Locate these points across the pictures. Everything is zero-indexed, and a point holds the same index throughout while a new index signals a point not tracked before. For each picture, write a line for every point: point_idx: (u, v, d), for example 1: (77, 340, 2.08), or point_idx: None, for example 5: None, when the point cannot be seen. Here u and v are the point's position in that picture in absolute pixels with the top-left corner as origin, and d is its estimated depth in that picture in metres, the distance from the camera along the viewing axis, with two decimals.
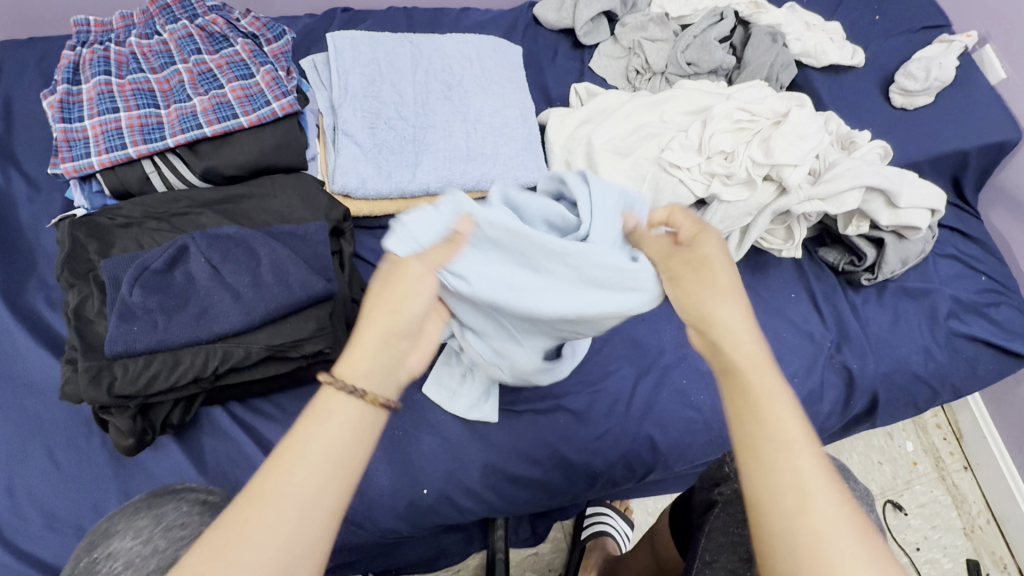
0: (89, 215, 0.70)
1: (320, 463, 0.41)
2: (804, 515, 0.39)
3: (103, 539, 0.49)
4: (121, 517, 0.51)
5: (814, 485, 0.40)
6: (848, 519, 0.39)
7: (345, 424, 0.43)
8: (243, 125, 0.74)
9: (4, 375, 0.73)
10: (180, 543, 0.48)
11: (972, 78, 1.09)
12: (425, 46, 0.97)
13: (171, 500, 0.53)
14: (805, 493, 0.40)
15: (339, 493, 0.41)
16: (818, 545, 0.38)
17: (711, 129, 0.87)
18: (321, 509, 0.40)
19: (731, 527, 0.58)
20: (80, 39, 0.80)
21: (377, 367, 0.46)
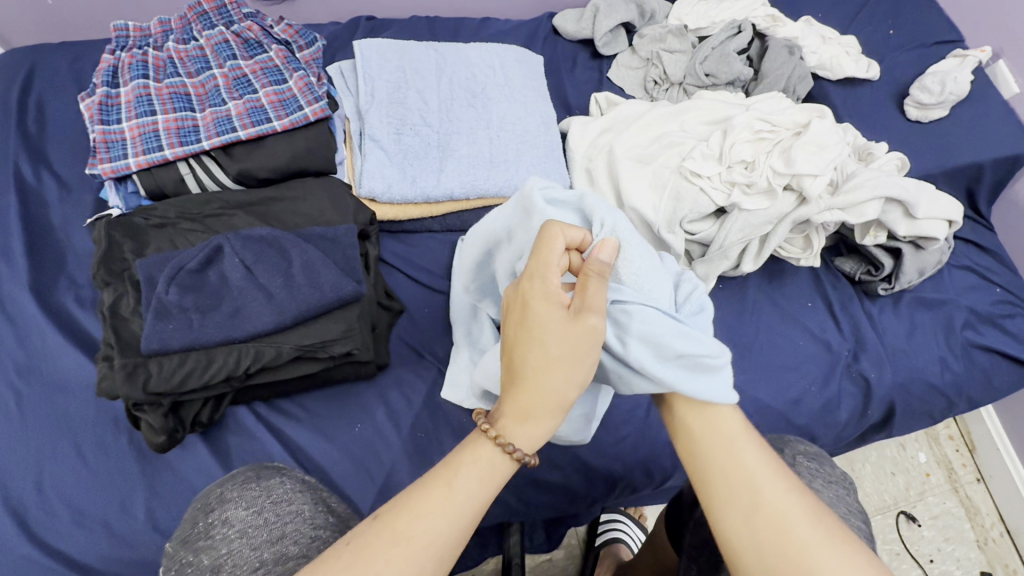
0: (124, 216, 0.71)
1: (453, 493, 0.46)
2: (766, 516, 0.47)
3: (217, 505, 0.52)
4: (233, 486, 0.54)
5: (774, 498, 0.48)
6: (801, 515, 0.47)
7: (478, 466, 0.48)
8: (277, 129, 0.76)
9: (36, 372, 0.74)
10: (289, 517, 0.51)
11: (986, 91, 1.10)
12: (449, 54, 0.99)
13: (277, 475, 0.56)
14: (765, 500, 0.48)
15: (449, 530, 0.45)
16: (785, 546, 0.46)
17: (732, 139, 0.88)
18: (443, 537, 0.45)
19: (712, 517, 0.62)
20: (119, 43, 0.82)
21: (522, 401, 0.50)
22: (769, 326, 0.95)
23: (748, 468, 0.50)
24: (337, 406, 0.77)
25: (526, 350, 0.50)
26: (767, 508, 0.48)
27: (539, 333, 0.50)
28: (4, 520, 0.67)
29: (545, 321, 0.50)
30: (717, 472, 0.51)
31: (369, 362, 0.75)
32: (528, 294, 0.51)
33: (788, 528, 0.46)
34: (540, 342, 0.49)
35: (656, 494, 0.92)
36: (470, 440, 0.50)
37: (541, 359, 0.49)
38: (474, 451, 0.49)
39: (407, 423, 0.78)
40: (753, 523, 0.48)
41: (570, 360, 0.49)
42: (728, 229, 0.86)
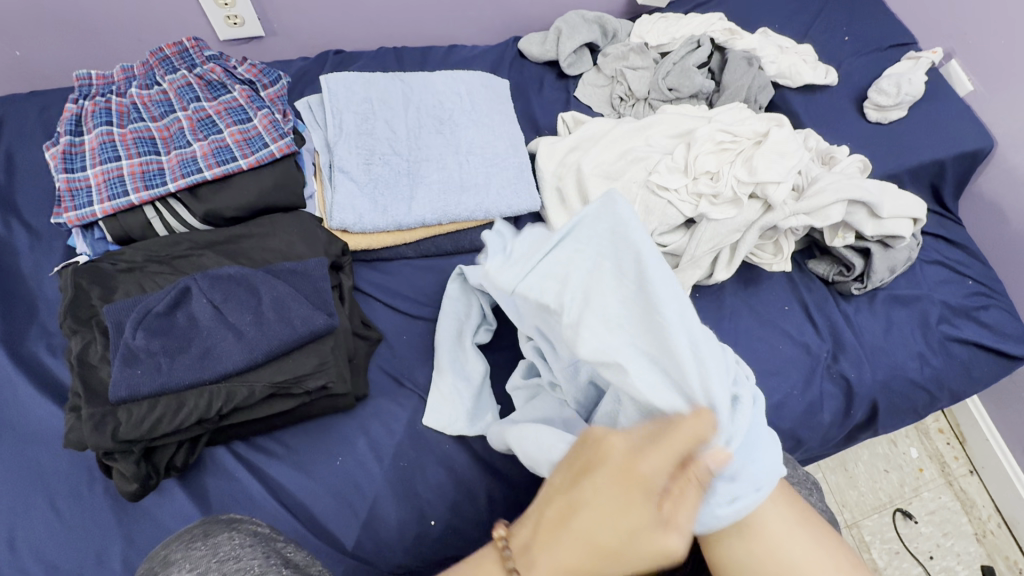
0: (91, 262, 0.71)
1: None
2: (744, 503, 0.52)
3: (162, 569, 0.50)
4: (178, 547, 0.52)
5: None
6: (774, 498, 0.52)
7: None
8: (242, 167, 0.76)
9: (6, 425, 0.73)
10: (233, 574, 0.48)
11: (941, 90, 1.13)
12: (415, 84, 1.01)
13: (226, 531, 0.54)
14: None
15: None
16: (769, 532, 0.50)
17: (695, 151, 0.90)
18: None
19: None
20: (82, 92, 0.83)
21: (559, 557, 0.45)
22: (748, 331, 0.95)
23: None
24: (317, 440, 0.76)
25: (598, 530, 0.44)
26: (749, 503, 0.52)
27: (618, 514, 0.44)
28: None
29: (638, 501, 0.44)
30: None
31: (346, 394, 0.74)
32: (637, 476, 0.45)
33: (766, 519, 0.51)
34: (614, 519, 0.44)
35: None
36: (490, 567, 0.47)
37: (607, 539, 0.44)
38: None
39: (389, 452, 0.77)
40: (738, 519, 0.51)
41: (618, 555, 0.44)
42: (698, 240, 0.88)
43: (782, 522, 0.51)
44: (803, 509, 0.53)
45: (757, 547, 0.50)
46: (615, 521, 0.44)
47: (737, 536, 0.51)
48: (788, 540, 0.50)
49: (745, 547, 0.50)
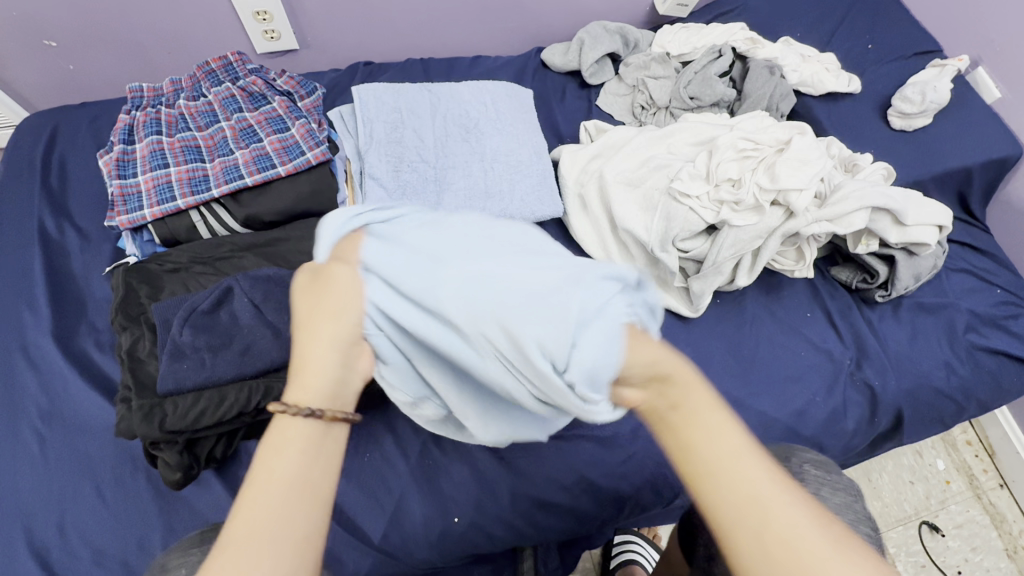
0: (141, 263, 0.75)
1: (265, 485, 0.40)
2: (767, 523, 0.41)
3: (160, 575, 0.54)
4: (176, 555, 0.55)
5: (767, 496, 0.42)
6: (802, 517, 0.42)
7: (294, 450, 0.42)
8: (281, 174, 0.80)
9: (58, 416, 0.78)
10: None
11: (967, 97, 1.12)
12: (442, 93, 1.04)
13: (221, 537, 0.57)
14: (760, 504, 0.42)
15: (261, 510, 0.40)
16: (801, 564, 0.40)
17: (718, 158, 0.91)
18: (260, 509, 0.40)
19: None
20: (134, 103, 0.88)
21: (319, 359, 0.46)
22: (769, 338, 0.95)
23: (747, 473, 0.43)
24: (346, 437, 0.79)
25: (327, 323, 0.48)
26: (775, 523, 0.42)
27: (316, 305, 0.49)
28: (28, 563, 0.69)
29: (329, 288, 0.49)
30: (723, 485, 0.43)
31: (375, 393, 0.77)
32: (308, 282, 0.51)
33: (794, 538, 0.41)
34: (320, 307, 0.48)
35: (664, 512, 0.93)
36: (281, 434, 0.43)
37: (325, 319, 0.48)
38: (285, 438, 0.43)
39: (415, 450, 0.80)
40: (763, 543, 0.41)
41: (335, 309, 0.48)
42: (720, 246, 0.89)
43: (825, 549, 0.40)
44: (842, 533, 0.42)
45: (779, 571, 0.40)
46: (326, 302, 0.49)
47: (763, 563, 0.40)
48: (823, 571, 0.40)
49: (780, 574, 0.40)
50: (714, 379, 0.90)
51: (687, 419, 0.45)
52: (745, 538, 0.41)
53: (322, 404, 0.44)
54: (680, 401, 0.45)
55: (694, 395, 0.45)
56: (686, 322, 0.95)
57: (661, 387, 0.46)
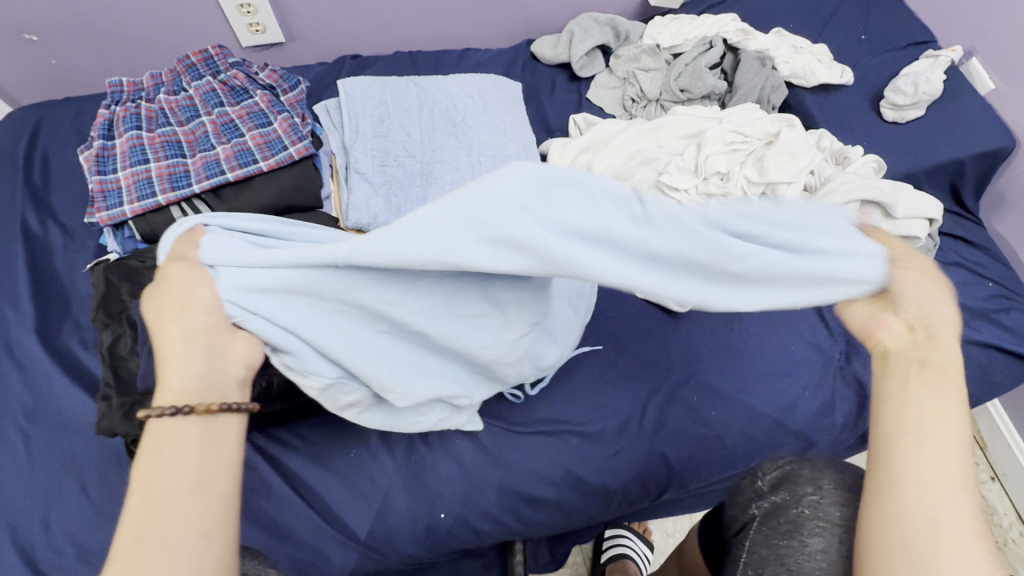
0: (123, 260, 0.75)
1: (159, 482, 0.46)
2: (930, 506, 0.45)
3: None
4: None
5: (939, 487, 0.45)
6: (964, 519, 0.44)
7: (176, 449, 0.47)
8: (263, 169, 0.80)
9: (42, 414, 0.77)
10: None
11: (961, 88, 1.11)
12: (429, 87, 1.03)
13: None
14: (931, 489, 0.45)
15: (156, 503, 0.45)
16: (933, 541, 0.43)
17: (706, 151, 0.90)
18: (152, 504, 0.45)
19: (772, 539, 0.57)
20: (115, 98, 0.87)
21: (190, 367, 0.50)
22: (759, 332, 0.94)
23: (938, 460, 0.46)
24: (331, 433, 0.79)
25: (179, 327, 0.51)
26: (941, 514, 0.44)
27: (178, 312, 0.51)
28: (13, 560, 0.69)
29: (184, 292, 0.52)
30: (910, 457, 0.47)
31: None
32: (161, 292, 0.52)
33: (941, 526, 0.44)
34: (178, 310, 0.51)
35: (653, 507, 0.93)
36: (160, 438, 0.47)
37: (188, 322, 0.51)
38: (165, 442, 0.47)
39: (400, 446, 0.79)
40: (926, 514, 0.45)
41: (189, 307, 0.51)
42: None
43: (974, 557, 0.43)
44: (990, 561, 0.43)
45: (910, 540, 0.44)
46: (189, 307, 0.52)
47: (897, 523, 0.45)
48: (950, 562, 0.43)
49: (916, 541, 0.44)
50: (702, 374, 0.90)
51: (931, 376, 0.48)
52: (896, 502, 0.46)
53: (192, 400, 0.49)
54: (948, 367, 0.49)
55: (941, 364, 0.49)
56: (675, 317, 0.94)
57: (929, 337, 0.50)
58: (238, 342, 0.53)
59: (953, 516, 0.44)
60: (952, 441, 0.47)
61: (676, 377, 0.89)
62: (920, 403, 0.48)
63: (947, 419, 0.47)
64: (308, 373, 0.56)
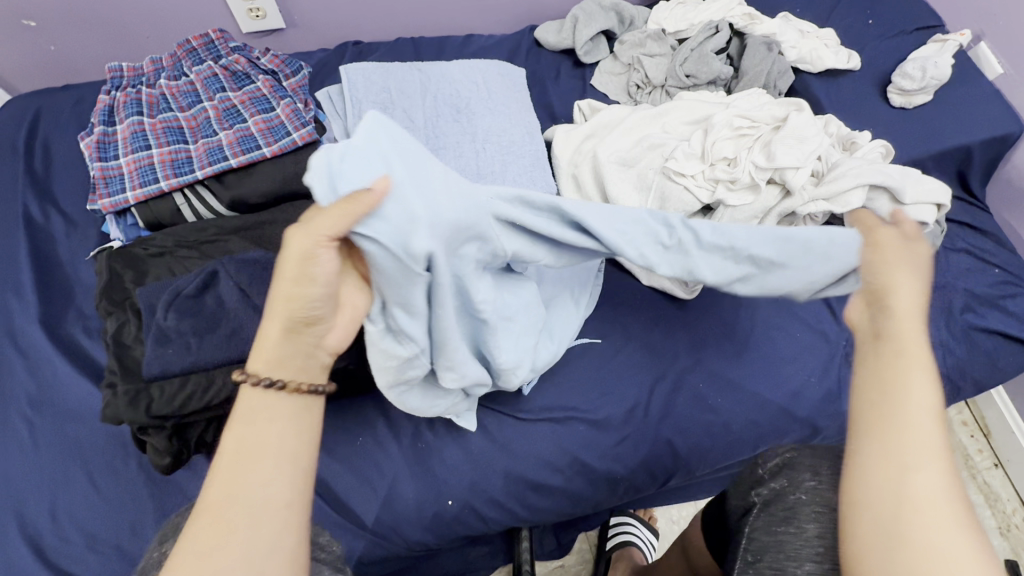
0: (125, 247, 0.74)
1: (251, 452, 0.47)
2: (907, 472, 0.41)
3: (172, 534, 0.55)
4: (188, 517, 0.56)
5: (919, 452, 0.42)
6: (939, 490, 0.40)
7: (272, 419, 0.49)
8: (266, 155, 0.79)
9: (47, 402, 0.77)
10: None
11: (968, 73, 1.10)
12: (433, 73, 1.02)
13: None
14: (908, 452, 0.42)
15: (250, 470, 0.46)
16: (901, 510, 0.40)
17: (713, 137, 0.90)
18: (244, 472, 0.46)
19: (773, 526, 0.56)
20: (115, 83, 0.86)
21: (287, 349, 0.51)
22: (766, 319, 0.94)
23: (914, 411, 0.43)
24: (338, 420, 0.79)
25: (282, 306, 0.50)
26: (913, 484, 0.41)
27: (299, 284, 0.50)
28: (22, 549, 0.69)
29: (319, 258, 0.50)
30: (880, 422, 0.44)
31: (367, 376, 0.76)
32: (291, 254, 0.50)
33: (923, 496, 0.40)
34: (301, 281, 0.50)
35: (658, 493, 0.93)
36: (254, 407, 0.49)
37: (298, 298, 0.50)
38: (263, 410, 0.49)
39: (408, 434, 0.79)
40: (894, 489, 0.41)
41: (305, 284, 0.51)
42: None
43: (951, 533, 0.39)
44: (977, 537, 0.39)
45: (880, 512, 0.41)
46: (308, 283, 0.51)
47: (871, 496, 0.42)
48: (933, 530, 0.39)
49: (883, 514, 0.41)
50: (709, 361, 0.89)
51: (887, 347, 0.47)
52: (871, 466, 0.43)
53: (287, 377, 0.51)
54: (910, 334, 0.47)
55: (900, 332, 0.48)
56: (681, 304, 0.94)
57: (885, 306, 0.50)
58: (334, 331, 0.54)
59: (930, 477, 0.41)
60: (921, 407, 0.43)
61: (682, 364, 0.88)
62: (915, 379, 0.45)
63: (914, 386, 0.44)
64: (406, 335, 0.60)
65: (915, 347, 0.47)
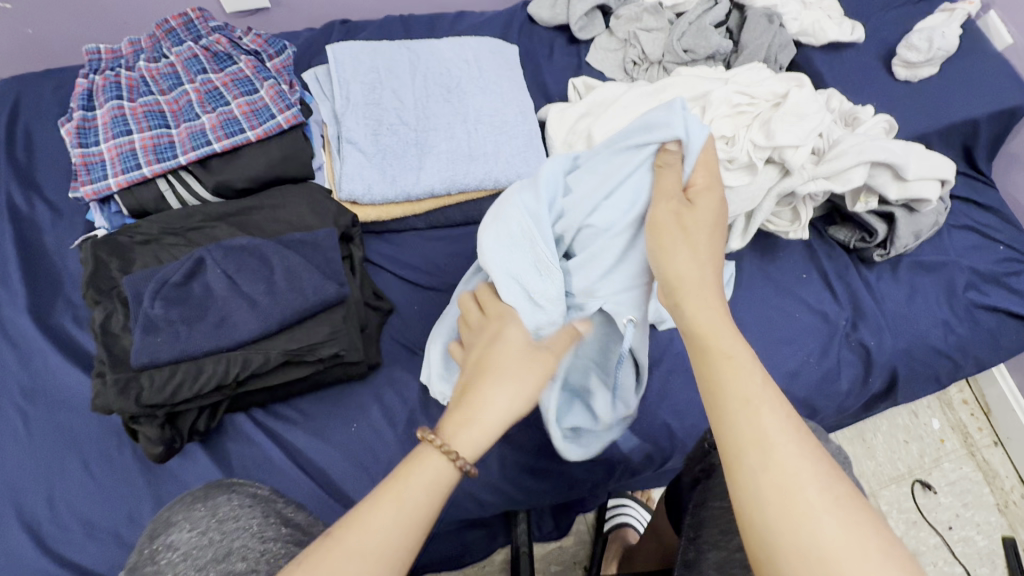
0: (110, 235, 0.72)
1: (395, 511, 0.43)
2: (768, 470, 0.43)
3: (164, 529, 0.51)
4: (179, 509, 0.53)
5: (776, 440, 0.44)
6: (807, 468, 0.43)
7: (427, 483, 0.45)
8: (251, 139, 0.77)
9: (39, 392, 0.77)
10: (236, 533, 0.49)
11: (976, 44, 1.07)
12: (422, 52, 0.99)
13: (225, 493, 0.54)
14: (768, 448, 0.44)
15: (390, 534, 0.42)
16: (789, 503, 0.42)
17: (711, 115, 0.88)
18: (386, 527, 0.42)
19: (710, 500, 0.59)
20: (93, 67, 0.84)
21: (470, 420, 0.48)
22: (764, 299, 0.93)
23: (746, 391, 0.46)
24: (330, 406, 0.77)
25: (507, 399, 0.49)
26: (776, 471, 0.43)
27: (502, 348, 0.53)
28: (20, 537, 0.69)
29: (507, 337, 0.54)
30: (735, 426, 0.45)
31: (358, 363, 0.75)
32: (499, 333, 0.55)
33: (792, 485, 0.42)
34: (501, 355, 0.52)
35: (655, 476, 0.93)
36: (424, 459, 0.46)
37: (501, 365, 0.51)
38: (426, 473, 0.45)
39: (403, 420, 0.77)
40: (771, 486, 0.43)
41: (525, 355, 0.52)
42: None
43: (820, 502, 0.41)
44: (849, 503, 0.42)
45: (772, 511, 0.42)
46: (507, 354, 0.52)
47: (767, 502, 0.42)
48: (814, 516, 0.41)
49: (775, 513, 0.42)
50: None
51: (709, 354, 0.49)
52: (751, 474, 0.43)
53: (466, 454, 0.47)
54: (742, 374, 0.48)
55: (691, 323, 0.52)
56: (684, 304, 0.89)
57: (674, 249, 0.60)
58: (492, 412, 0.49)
59: (794, 466, 0.43)
60: (755, 392, 0.46)
61: (678, 347, 0.87)
62: (738, 347, 0.50)
63: (741, 375, 0.47)
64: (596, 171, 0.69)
65: (728, 355, 0.49)
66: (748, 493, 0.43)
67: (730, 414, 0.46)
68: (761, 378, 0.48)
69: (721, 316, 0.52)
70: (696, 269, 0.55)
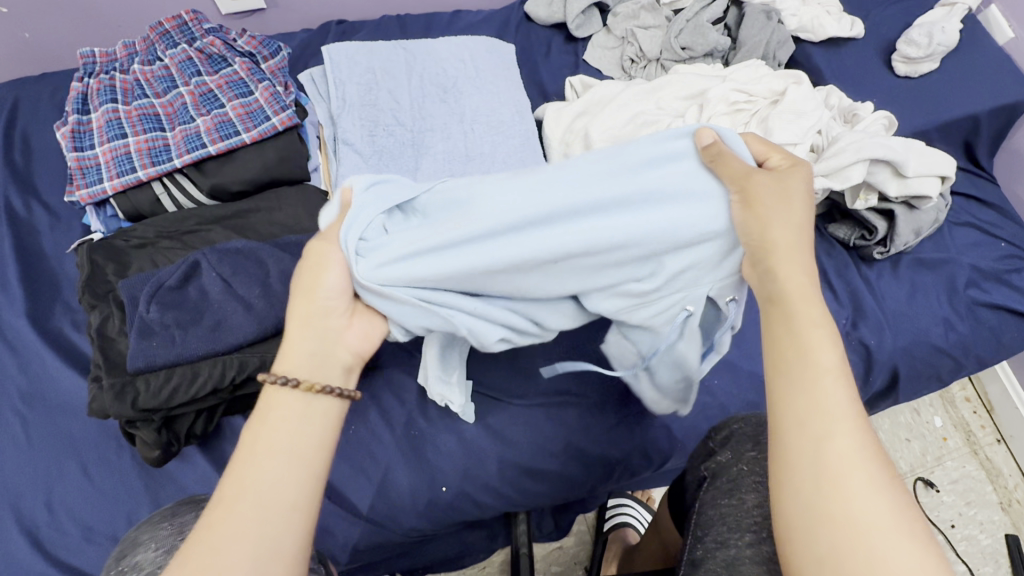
0: (106, 239, 0.72)
1: (272, 450, 0.50)
2: (821, 437, 0.44)
3: (131, 550, 0.52)
4: (146, 530, 0.54)
5: (835, 411, 0.45)
6: (859, 445, 0.44)
7: (293, 417, 0.52)
8: (246, 142, 0.77)
9: (38, 396, 0.77)
10: None
11: (977, 39, 1.06)
12: (417, 51, 0.99)
13: (191, 512, 0.56)
14: (827, 418, 0.45)
15: (273, 469, 0.49)
16: (828, 469, 0.43)
17: (708, 113, 0.87)
18: (264, 461, 0.49)
19: (718, 500, 0.58)
20: (88, 70, 0.84)
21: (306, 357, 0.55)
22: None
23: (819, 362, 0.47)
24: None
25: (303, 305, 0.56)
26: (826, 445, 0.44)
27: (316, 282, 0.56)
28: (19, 541, 0.69)
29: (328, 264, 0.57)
30: (794, 392, 0.47)
31: None
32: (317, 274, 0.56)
33: (841, 460, 0.43)
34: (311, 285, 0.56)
35: (655, 476, 0.93)
36: (273, 401, 0.53)
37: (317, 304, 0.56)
38: (280, 412, 0.52)
39: (400, 421, 0.79)
40: (816, 451, 0.44)
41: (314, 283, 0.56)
42: None
43: (860, 479, 0.43)
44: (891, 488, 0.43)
45: (810, 473, 0.44)
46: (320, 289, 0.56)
47: (806, 464, 0.44)
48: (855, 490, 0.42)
49: (813, 473, 0.44)
50: None
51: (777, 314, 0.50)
52: (798, 436, 0.45)
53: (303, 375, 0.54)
54: (815, 347, 0.48)
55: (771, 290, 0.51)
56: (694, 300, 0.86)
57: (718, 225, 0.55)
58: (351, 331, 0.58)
59: (846, 443, 0.44)
60: (824, 365, 0.47)
61: None
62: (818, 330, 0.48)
63: (817, 345, 0.48)
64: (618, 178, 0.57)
65: (806, 326, 0.49)
66: (791, 451, 0.45)
67: (792, 381, 0.47)
68: (834, 355, 0.48)
69: (809, 287, 0.51)
70: (791, 234, 0.52)
